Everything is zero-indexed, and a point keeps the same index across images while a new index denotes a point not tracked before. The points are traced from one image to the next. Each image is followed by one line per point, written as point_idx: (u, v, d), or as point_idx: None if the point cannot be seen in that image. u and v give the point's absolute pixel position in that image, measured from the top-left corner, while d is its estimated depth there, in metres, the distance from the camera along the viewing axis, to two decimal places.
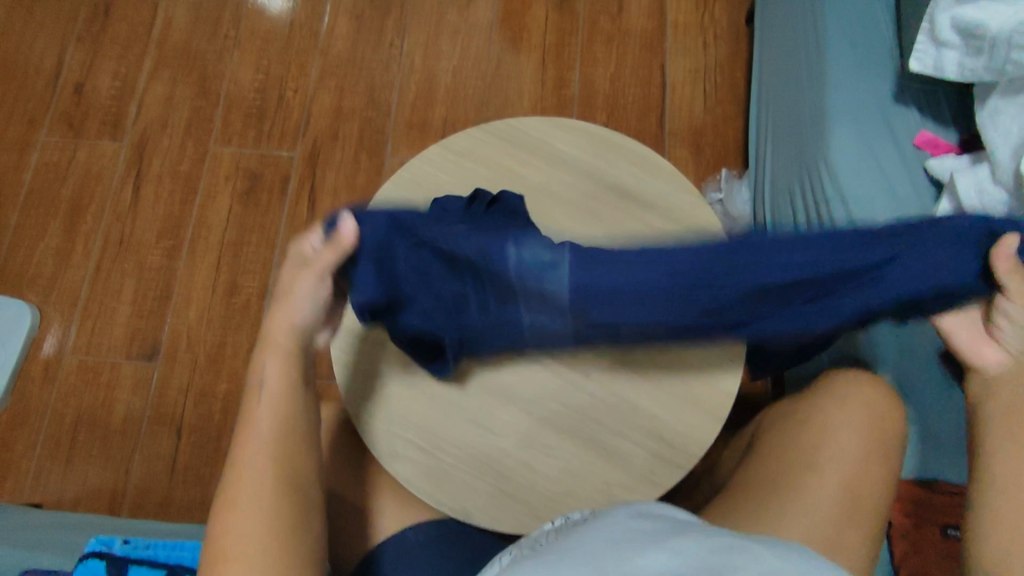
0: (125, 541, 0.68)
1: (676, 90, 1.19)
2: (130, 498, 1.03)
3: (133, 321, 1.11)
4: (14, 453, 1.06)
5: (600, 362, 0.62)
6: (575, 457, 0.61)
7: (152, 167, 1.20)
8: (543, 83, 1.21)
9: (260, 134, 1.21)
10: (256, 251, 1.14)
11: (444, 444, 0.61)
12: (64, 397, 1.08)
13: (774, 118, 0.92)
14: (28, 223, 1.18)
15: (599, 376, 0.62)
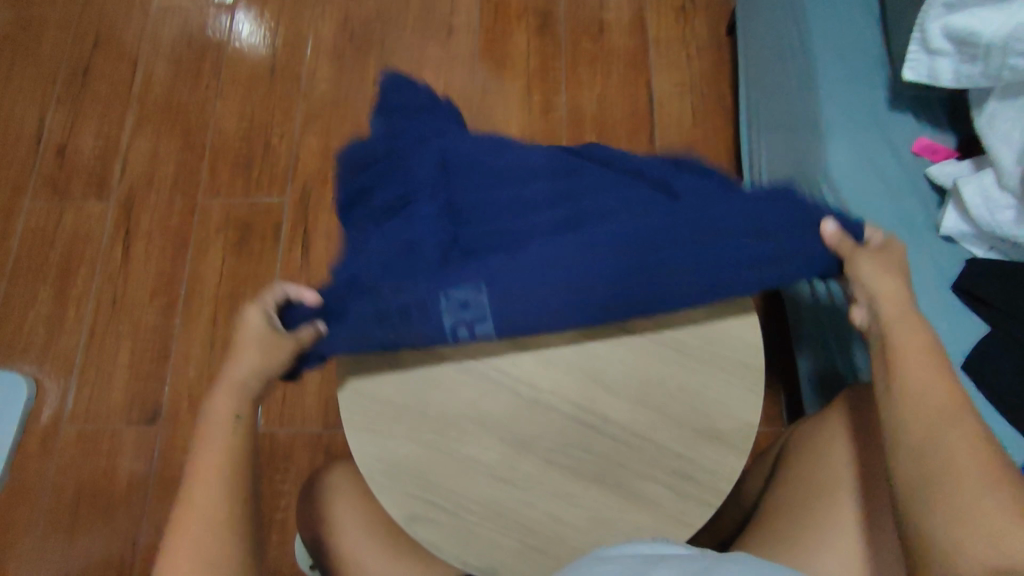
0: None
1: (663, 108, 1.19)
2: (139, 568, 1.00)
3: (131, 384, 1.09)
4: (16, 531, 1.03)
5: (619, 403, 0.60)
6: (602, 504, 0.59)
7: (140, 224, 1.19)
8: (529, 109, 1.21)
9: (249, 182, 1.20)
10: (252, 301, 1.12)
11: (466, 502, 0.59)
12: (64, 469, 1.05)
13: (768, 128, 0.91)
14: (17, 291, 1.16)
15: (621, 417, 0.60)
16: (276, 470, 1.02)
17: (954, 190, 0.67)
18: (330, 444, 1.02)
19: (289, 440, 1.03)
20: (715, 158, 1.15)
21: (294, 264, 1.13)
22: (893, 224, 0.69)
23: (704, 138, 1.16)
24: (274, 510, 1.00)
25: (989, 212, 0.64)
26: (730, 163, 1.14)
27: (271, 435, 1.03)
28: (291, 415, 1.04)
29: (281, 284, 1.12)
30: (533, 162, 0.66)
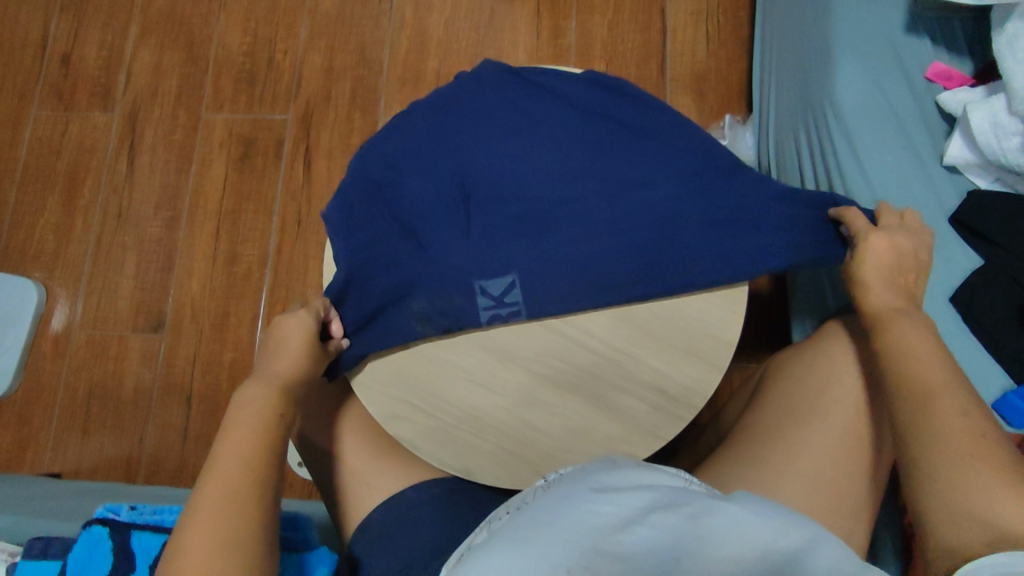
0: (131, 508, 0.62)
1: (677, 35, 1.14)
2: (146, 465, 1.05)
3: (137, 293, 1.12)
4: (32, 426, 1.08)
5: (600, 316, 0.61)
6: (577, 413, 0.60)
7: (144, 138, 1.19)
8: (538, 32, 1.17)
9: (251, 99, 1.19)
10: (254, 217, 1.13)
11: (445, 405, 0.61)
12: (75, 371, 1.09)
13: (778, 55, 0.87)
14: (27, 199, 1.17)
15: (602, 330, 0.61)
16: None
17: (963, 117, 0.64)
18: None
19: None
20: (726, 89, 1.11)
21: (296, 182, 1.13)
22: (897, 155, 0.67)
23: (717, 67, 1.12)
24: None
25: (993, 139, 0.62)
26: (742, 95, 1.10)
27: None
28: None
29: (281, 202, 1.13)
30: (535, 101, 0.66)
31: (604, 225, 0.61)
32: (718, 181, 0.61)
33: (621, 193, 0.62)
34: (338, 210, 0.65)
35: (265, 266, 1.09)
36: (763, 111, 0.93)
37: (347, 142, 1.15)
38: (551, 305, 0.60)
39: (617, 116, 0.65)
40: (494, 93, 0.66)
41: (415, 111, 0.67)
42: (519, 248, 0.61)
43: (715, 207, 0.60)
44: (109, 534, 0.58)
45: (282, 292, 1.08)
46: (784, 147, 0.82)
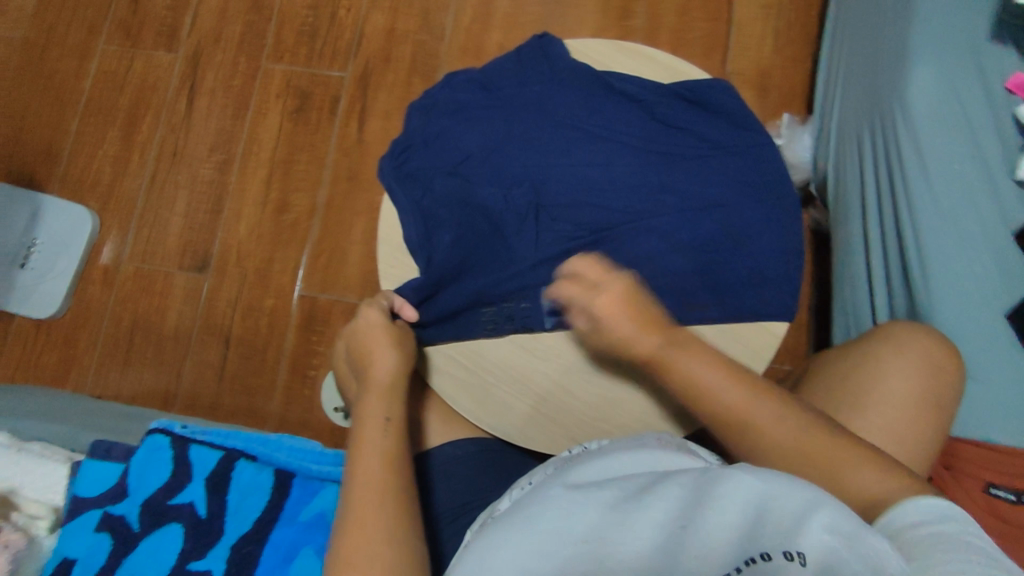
0: (184, 426, 0.75)
1: (744, 28, 1.12)
2: (181, 399, 1.09)
3: (186, 232, 1.14)
4: (77, 349, 1.12)
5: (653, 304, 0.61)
6: (614, 386, 0.61)
7: (205, 81, 1.21)
8: (603, 13, 1.16)
9: (313, 53, 1.20)
10: (305, 169, 1.14)
11: (489, 364, 0.63)
12: (121, 301, 1.13)
13: (848, 54, 0.85)
14: (88, 130, 1.20)
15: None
16: (312, 328, 1.08)
17: None
18: None
19: (326, 306, 1.08)
20: (788, 87, 1.09)
21: (349, 139, 1.15)
22: (967, 167, 0.66)
23: (781, 64, 1.10)
24: (306, 367, 1.06)
25: None
26: (805, 94, 1.08)
27: (310, 298, 1.09)
28: (331, 283, 1.09)
29: (334, 157, 1.14)
30: (605, 85, 0.67)
31: (674, 243, 0.62)
32: (794, 213, 0.63)
33: (694, 208, 0.62)
34: (409, 195, 0.67)
35: (313, 219, 1.11)
36: (825, 110, 0.90)
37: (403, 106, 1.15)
38: None
39: (695, 129, 0.65)
40: (572, 88, 0.67)
41: (491, 101, 0.68)
42: (591, 259, 0.62)
43: (786, 239, 0.61)
44: (170, 444, 0.73)
45: (327, 246, 1.10)
46: (843, 150, 0.80)
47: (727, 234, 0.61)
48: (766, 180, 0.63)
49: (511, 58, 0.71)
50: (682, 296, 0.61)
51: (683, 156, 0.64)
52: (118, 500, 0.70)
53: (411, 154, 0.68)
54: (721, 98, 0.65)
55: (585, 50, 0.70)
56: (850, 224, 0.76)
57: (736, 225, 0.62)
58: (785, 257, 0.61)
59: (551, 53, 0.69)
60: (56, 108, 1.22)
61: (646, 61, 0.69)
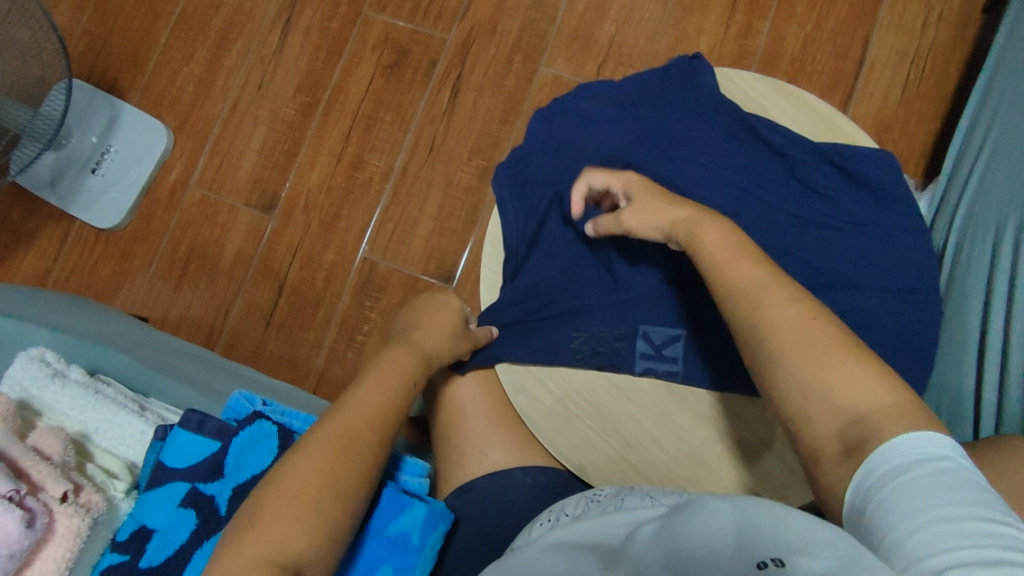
0: (265, 403, 0.62)
1: (873, 72, 1.06)
2: (225, 337, 1.08)
3: (258, 169, 1.12)
4: (131, 266, 1.11)
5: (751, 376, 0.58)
6: (707, 446, 0.59)
7: (303, 16, 1.16)
8: (726, 26, 1.09)
9: (417, 8, 1.14)
10: (388, 129, 1.10)
11: (577, 396, 0.62)
12: (182, 226, 1.11)
13: (1001, 133, 0.78)
14: (177, 44, 1.17)
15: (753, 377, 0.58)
16: (368, 293, 1.06)
17: None
18: (422, 291, 1.04)
19: (386, 273, 1.06)
20: (906, 145, 1.03)
21: (439, 106, 1.10)
22: None
23: (905, 119, 1.04)
24: (355, 331, 1.05)
25: None
26: (922, 156, 1.02)
27: (372, 262, 1.06)
28: (395, 251, 1.06)
29: (420, 121, 1.10)
30: (748, 128, 0.62)
31: None
32: (927, 308, 0.58)
33: (823, 283, 0.59)
34: (520, 209, 0.65)
35: (388, 182, 1.08)
36: (951, 187, 0.85)
37: (500, 82, 1.10)
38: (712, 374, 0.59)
39: (835, 196, 0.61)
40: (715, 125, 0.63)
41: (623, 120, 0.64)
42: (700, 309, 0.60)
43: (911, 335, 0.57)
44: (278, 434, 0.58)
45: (397, 213, 1.07)
46: (970, 238, 0.76)
47: (847, 315, 0.58)
48: (904, 267, 0.59)
49: (653, 75, 0.66)
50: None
51: (817, 222, 0.60)
52: (212, 478, 0.57)
53: (535, 163, 0.66)
54: (873, 169, 0.60)
55: (739, 84, 0.65)
56: (967, 320, 0.72)
57: (861, 307, 0.58)
58: (906, 350, 0.57)
59: (697, 78, 0.63)
60: (148, 14, 1.19)
61: (805, 111, 0.64)
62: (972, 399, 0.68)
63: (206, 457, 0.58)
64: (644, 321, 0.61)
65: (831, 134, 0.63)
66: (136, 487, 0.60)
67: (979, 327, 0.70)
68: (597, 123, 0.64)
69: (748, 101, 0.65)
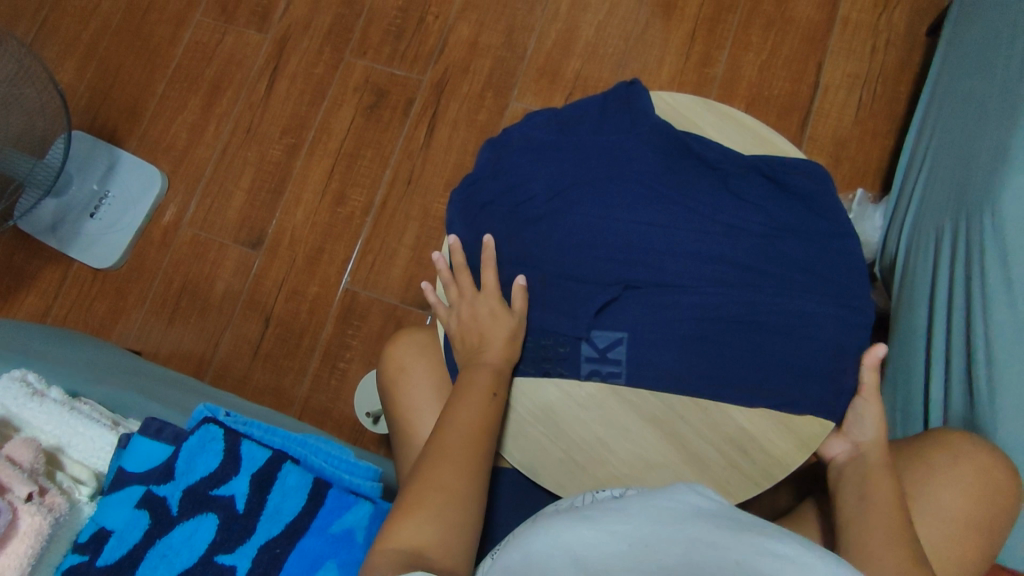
0: (227, 414, 0.66)
1: (827, 94, 1.11)
2: (213, 368, 1.12)
3: (246, 208, 1.18)
4: (126, 303, 1.16)
5: (691, 378, 0.61)
6: (650, 445, 0.62)
7: (289, 65, 1.24)
8: (686, 57, 1.15)
9: (395, 53, 1.21)
10: (368, 166, 1.16)
11: (529, 404, 0.65)
12: (174, 264, 1.17)
13: (940, 144, 0.82)
14: (172, 95, 1.25)
15: (695, 381, 0.61)
16: (350, 322, 1.10)
17: None
18: (402, 318, 1.08)
19: (367, 302, 1.10)
20: (863, 161, 1.07)
21: (416, 142, 1.16)
22: None
23: (860, 137, 1.08)
24: (338, 359, 1.08)
25: None
26: (879, 170, 1.07)
27: (353, 292, 1.11)
28: (375, 280, 1.11)
29: (398, 157, 1.16)
30: (680, 144, 0.66)
31: (724, 315, 0.62)
32: (852, 309, 0.61)
33: (756, 285, 0.62)
34: (471, 232, 0.69)
35: (368, 216, 1.13)
36: (901, 198, 0.89)
37: (473, 118, 1.16)
38: (652, 381, 0.62)
39: (764, 205, 0.64)
40: (648, 144, 0.66)
41: (568, 145, 0.68)
42: (640, 315, 0.63)
43: (842, 334, 0.60)
44: (223, 436, 0.63)
45: (377, 244, 1.12)
46: (916, 243, 0.79)
47: (782, 316, 0.61)
48: (835, 270, 0.62)
49: (595, 103, 0.71)
50: (728, 373, 0.61)
51: (751, 232, 0.64)
52: (164, 480, 0.61)
53: (487, 187, 0.70)
54: (798, 179, 0.64)
55: (675, 106, 0.70)
56: (916, 321, 0.75)
57: (794, 308, 0.61)
58: (836, 349, 0.60)
59: (634, 101, 0.68)
60: (146, 69, 1.27)
61: (737, 128, 0.68)
62: (924, 397, 0.73)
63: (159, 462, 0.62)
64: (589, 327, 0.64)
65: (760, 147, 0.67)
66: (100, 494, 0.64)
67: (926, 326, 0.73)
68: (542, 147, 0.69)
69: (686, 121, 0.69)
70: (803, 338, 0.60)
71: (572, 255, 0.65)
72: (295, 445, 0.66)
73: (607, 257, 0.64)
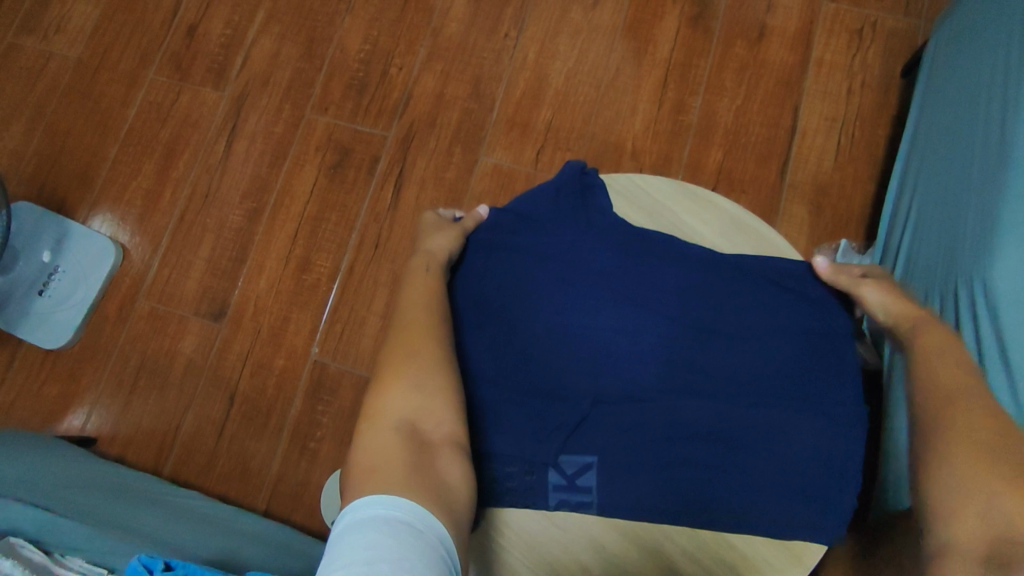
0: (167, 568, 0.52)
1: (805, 139, 1.08)
2: (176, 452, 1.05)
3: (206, 278, 1.12)
4: (81, 384, 1.09)
5: (669, 500, 0.57)
6: (636, 568, 0.57)
7: (248, 123, 1.19)
8: (659, 104, 1.12)
9: (358, 108, 1.17)
10: (335, 228, 1.11)
11: (502, 528, 0.59)
12: (131, 340, 1.10)
13: (921, 202, 0.79)
14: (126, 160, 1.19)
15: (674, 510, 0.56)
16: (320, 397, 1.04)
17: None
18: None
19: (337, 375, 1.04)
20: (846, 208, 1.04)
21: (383, 202, 1.11)
22: None
23: (840, 183, 1.05)
24: (308, 438, 1.02)
25: None
26: (863, 218, 1.03)
27: (322, 365, 1.05)
28: (344, 351, 1.05)
29: (365, 219, 1.11)
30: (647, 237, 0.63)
31: (703, 428, 0.57)
32: (843, 418, 0.56)
33: (736, 395, 0.58)
34: None
35: (335, 284, 1.08)
36: (887, 256, 0.85)
37: (441, 175, 1.12)
38: (627, 505, 0.57)
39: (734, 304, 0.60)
40: (609, 243, 0.63)
41: (524, 246, 0.65)
42: (611, 432, 0.58)
43: (833, 447, 0.55)
44: None
45: (345, 311, 1.07)
46: None
47: (767, 425, 0.56)
48: (826, 378, 0.58)
49: (549, 193, 0.66)
50: (710, 498, 0.56)
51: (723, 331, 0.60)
52: None
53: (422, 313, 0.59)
54: (771, 276, 0.61)
55: (643, 187, 0.66)
56: None
57: (776, 415, 0.57)
58: (826, 463, 0.55)
59: (590, 197, 0.66)
60: (97, 132, 1.21)
61: (710, 212, 0.65)
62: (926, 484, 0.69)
63: None
64: (561, 451, 0.58)
65: (738, 233, 0.64)
66: None
67: None
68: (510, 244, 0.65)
69: (653, 211, 0.65)
70: (788, 449, 0.56)
71: (537, 363, 0.61)
72: None
73: (572, 367, 0.60)
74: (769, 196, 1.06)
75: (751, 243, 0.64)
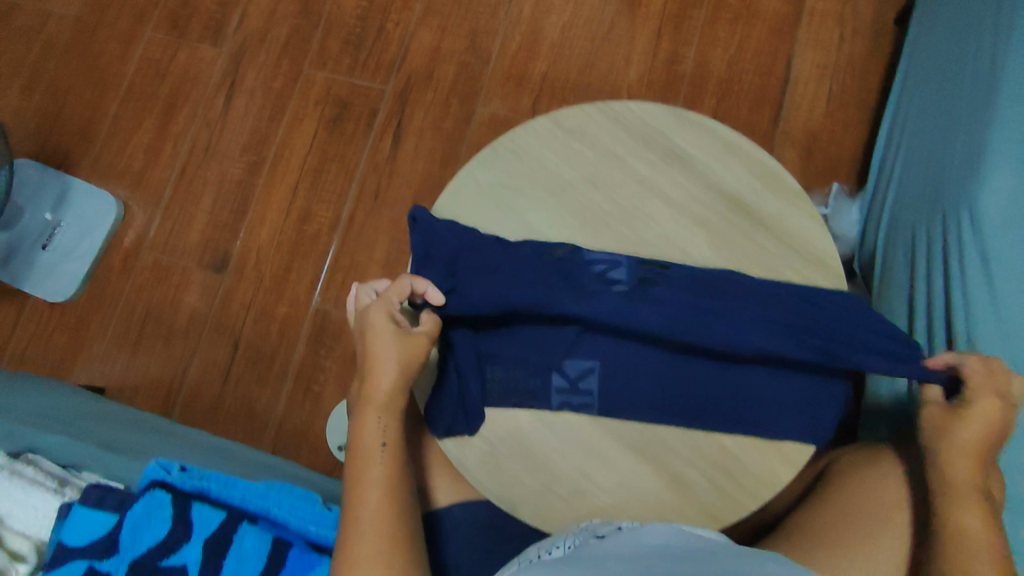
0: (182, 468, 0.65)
1: (798, 86, 1.09)
2: (182, 397, 1.07)
3: (208, 231, 1.13)
4: (87, 334, 1.11)
5: (666, 404, 0.60)
6: (632, 470, 0.60)
7: (246, 79, 1.20)
8: (654, 54, 1.13)
9: (356, 63, 1.18)
10: (334, 179, 1.13)
11: (501, 433, 0.61)
12: (135, 291, 1.12)
13: (913, 135, 0.81)
14: (125, 116, 1.20)
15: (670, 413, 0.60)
16: (322, 343, 1.06)
17: None
18: None
19: (338, 322, 1.07)
20: (837, 153, 1.06)
21: (382, 153, 1.13)
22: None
23: (832, 129, 1.07)
24: (311, 381, 1.05)
25: None
26: (854, 163, 1.05)
27: (324, 312, 1.07)
28: (345, 299, 1.07)
29: (364, 170, 1.12)
30: None
31: (697, 337, 0.60)
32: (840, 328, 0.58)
33: None
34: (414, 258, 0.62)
35: (335, 234, 1.10)
36: (877, 192, 0.88)
37: (439, 127, 1.13)
38: (624, 410, 0.60)
39: None
40: None
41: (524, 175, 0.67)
42: (610, 343, 0.61)
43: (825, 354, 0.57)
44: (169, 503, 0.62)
45: (346, 260, 1.09)
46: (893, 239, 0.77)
47: (759, 334, 0.59)
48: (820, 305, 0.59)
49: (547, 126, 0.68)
50: (704, 403, 0.60)
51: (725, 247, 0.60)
52: (107, 555, 0.59)
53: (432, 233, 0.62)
54: (760, 200, 0.64)
55: (640, 114, 0.68)
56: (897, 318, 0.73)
57: None
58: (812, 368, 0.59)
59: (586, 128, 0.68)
60: (96, 89, 1.22)
61: (705, 137, 0.66)
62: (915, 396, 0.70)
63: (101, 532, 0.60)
64: (565, 355, 0.61)
65: (731, 157, 0.66)
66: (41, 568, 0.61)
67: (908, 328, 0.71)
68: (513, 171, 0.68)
69: (648, 136, 0.67)
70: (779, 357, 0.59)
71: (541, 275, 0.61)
72: (255, 499, 0.65)
73: None
74: (762, 143, 1.07)
75: (745, 166, 0.66)
